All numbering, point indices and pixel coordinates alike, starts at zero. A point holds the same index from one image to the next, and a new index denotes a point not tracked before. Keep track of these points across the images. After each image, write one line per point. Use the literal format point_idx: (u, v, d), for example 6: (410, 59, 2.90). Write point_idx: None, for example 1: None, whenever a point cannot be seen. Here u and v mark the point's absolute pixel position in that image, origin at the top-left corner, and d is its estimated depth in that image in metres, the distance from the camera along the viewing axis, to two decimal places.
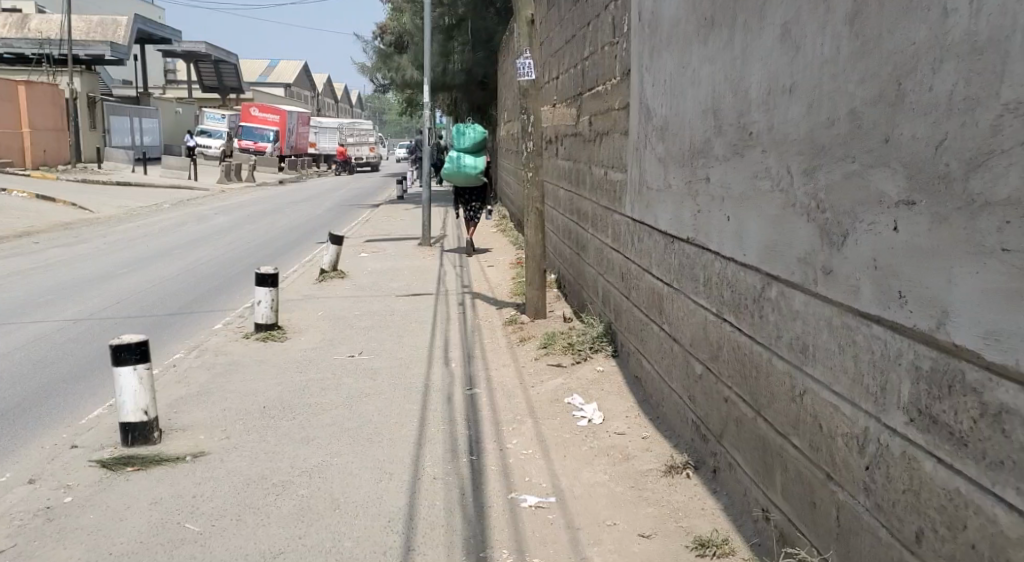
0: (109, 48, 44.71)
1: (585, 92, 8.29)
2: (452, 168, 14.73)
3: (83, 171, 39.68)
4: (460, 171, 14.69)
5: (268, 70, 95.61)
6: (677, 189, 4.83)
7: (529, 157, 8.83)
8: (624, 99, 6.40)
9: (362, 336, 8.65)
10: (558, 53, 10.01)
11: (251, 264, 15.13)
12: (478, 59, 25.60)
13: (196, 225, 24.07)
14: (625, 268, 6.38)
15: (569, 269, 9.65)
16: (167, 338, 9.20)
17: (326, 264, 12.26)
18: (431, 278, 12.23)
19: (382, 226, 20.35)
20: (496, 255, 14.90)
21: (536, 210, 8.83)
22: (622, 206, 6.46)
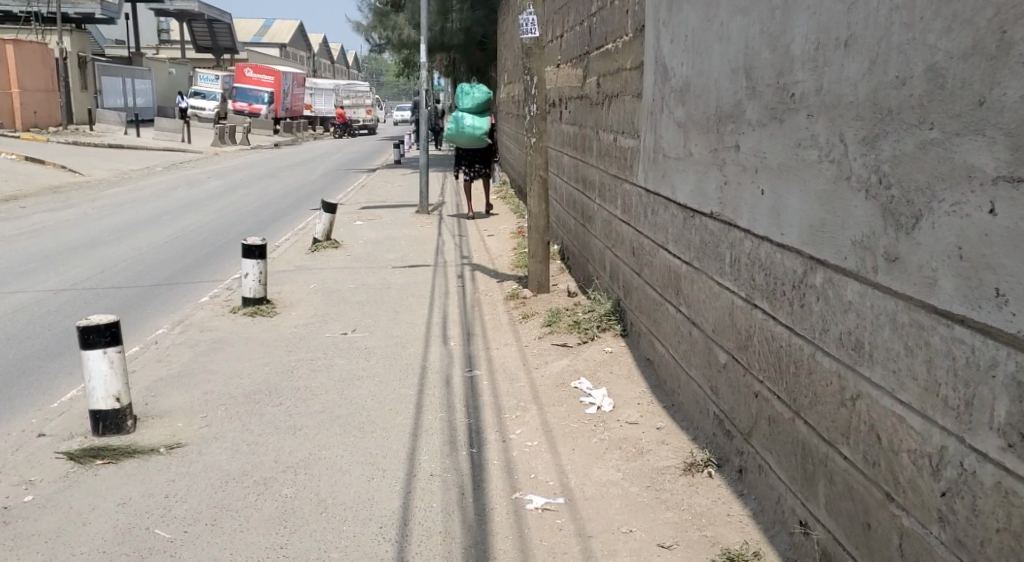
0: (100, 7, 43.86)
1: (593, 52, 7.82)
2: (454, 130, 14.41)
3: (75, 133, 39.03)
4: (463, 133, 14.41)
5: (263, 31, 94.38)
6: (700, 158, 4.39)
7: (533, 122, 8.36)
8: (637, 59, 5.94)
9: (356, 311, 8.23)
10: (563, 12, 9.53)
11: (242, 231, 14.67)
12: (478, 19, 25.00)
13: (189, 190, 23.54)
14: (637, 242, 5.95)
15: (574, 241, 9.21)
16: (151, 312, 8.77)
17: (319, 233, 11.80)
18: (429, 248, 11.78)
19: (378, 191, 19.85)
20: (495, 223, 14.45)
21: (540, 177, 8.37)
22: (634, 175, 6.02)
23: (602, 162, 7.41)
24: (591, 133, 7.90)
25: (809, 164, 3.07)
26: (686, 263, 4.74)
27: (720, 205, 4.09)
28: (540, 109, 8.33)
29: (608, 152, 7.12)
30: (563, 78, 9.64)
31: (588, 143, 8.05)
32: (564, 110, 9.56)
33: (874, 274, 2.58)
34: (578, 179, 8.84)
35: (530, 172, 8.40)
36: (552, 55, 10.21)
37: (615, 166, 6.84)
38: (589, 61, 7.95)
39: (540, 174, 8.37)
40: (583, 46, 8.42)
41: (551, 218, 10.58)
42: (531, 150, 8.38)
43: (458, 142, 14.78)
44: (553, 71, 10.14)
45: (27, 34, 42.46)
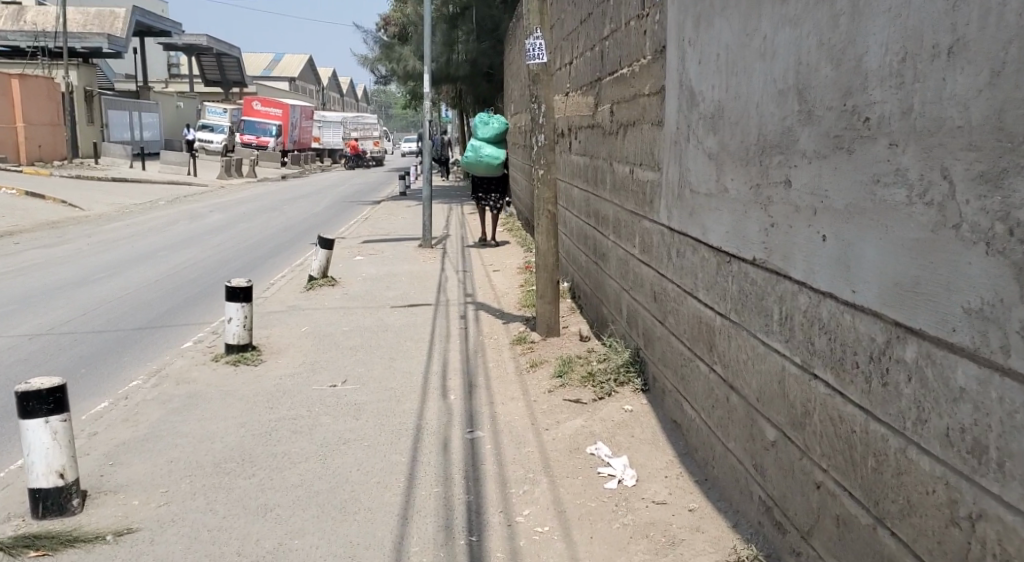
0: (107, 40, 43.66)
1: (606, 78, 7.21)
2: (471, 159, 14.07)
3: (79, 166, 38.66)
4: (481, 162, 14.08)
5: (273, 64, 94.52)
6: (739, 195, 3.74)
7: (541, 152, 7.73)
8: (657, 83, 5.32)
9: (348, 358, 7.57)
10: (573, 35, 8.93)
11: (237, 268, 14.02)
12: (483, 49, 24.47)
13: (189, 224, 22.97)
14: (659, 286, 5.29)
15: (585, 279, 8.55)
16: (129, 360, 8.11)
17: (314, 270, 11.15)
18: (432, 286, 11.12)
19: (382, 224, 19.23)
20: (503, 257, 13.81)
21: (549, 212, 7.75)
22: (655, 211, 5.38)
23: (617, 197, 6.78)
24: (605, 165, 7.27)
25: (893, 205, 2.41)
26: (720, 315, 4.08)
27: (765, 249, 3.43)
28: (547, 139, 7.71)
29: (624, 186, 6.49)
30: (573, 106, 9.03)
31: (602, 175, 7.42)
32: (574, 140, 8.95)
33: (1006, 356, 1.99)
34: (590, 213, 8.20)
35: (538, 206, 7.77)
36: (561, 82, 9.61)
37: (631, 201, 6.20)
38: (602, 87, 7.33)
39: (549, 208, 7.74)
40: (594, 70, 7.81)
41: (562, 255, 9.93)
42: (539, 184, 7.76)
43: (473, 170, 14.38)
44: (562, 98, 9.54)
45: (32, 68, 42.23)
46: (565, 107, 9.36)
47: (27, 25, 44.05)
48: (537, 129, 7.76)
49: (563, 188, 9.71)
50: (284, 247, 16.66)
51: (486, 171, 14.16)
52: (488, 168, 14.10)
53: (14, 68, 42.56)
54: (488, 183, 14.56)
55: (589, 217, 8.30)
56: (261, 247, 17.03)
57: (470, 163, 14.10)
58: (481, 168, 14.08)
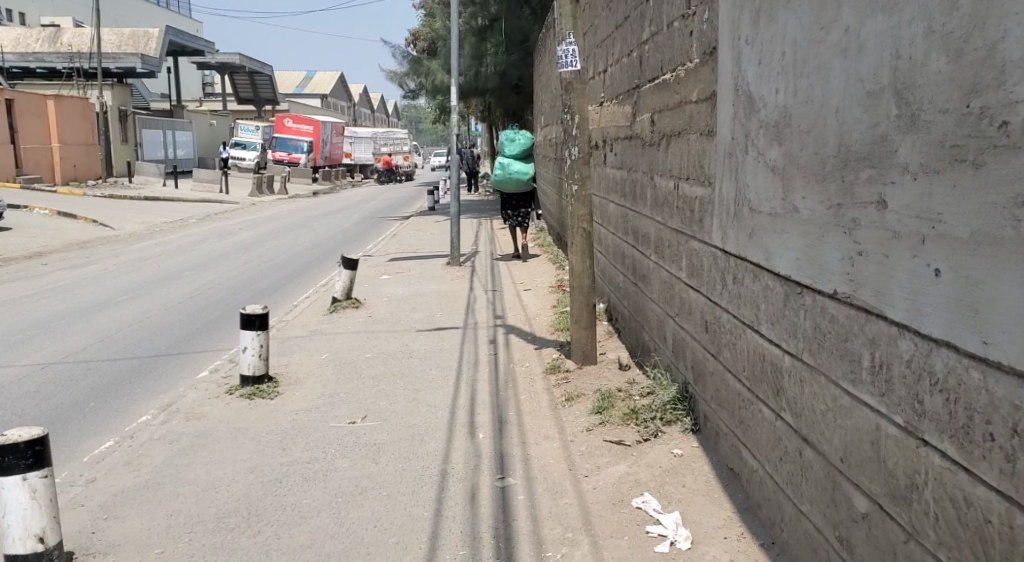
0: (141, 60, 43.76)
1: (645, 86, 6.69)
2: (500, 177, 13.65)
3: (112, 185, 38.66)
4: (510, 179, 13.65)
5: (305, 82, 94.88)
6: (812, 216, 3.21)
7: (574, 167, 7.20)
8: (707, 89, 4.79)
9: (370, 390, 7.05)
10: (607, 42, 8.43)
11: (262, 288, 13.57)
12: (513, 62, 23.99)
13: (217, 242, 22.62)
14: (712, 314, 4.73)
15: (623, 301, 8.01)
16: (141, 391, 7.64)
17: (338, 291, 10.66)
18: (459, 307, 10.62)
19: (411, 241, 18.77)
20: (534, 274, 13.29)
21: (583, 229, 7.20)
22: (705, 231, 4.83)
23: (659, 214, 6.23)
24: (644, 179, 6.73)
25: None
26: (789, 354, 3.52)
27: (848, 279, 2.89)
28: (581, 151, 7.17)
29: (667, 201, 5.94)
30: (608, 115, 8.50)
31: (641, 190, 6.88)
32: (610, 152, 8.42)
33: None
34: (628, 228, 7.65)
35: (571, 223, 7.23)
36: (595, 91, 9.10)
37: (675, 219, 5.67)
38: (642, 94, 6.81)
39: (584, 225, 7.19)
40: (632, 79, 7.30)
41: (597, 274, 9.37)
42: (572, 199, 7.23)
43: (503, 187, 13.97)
44: (597, 108, 9.03)
45: (67, 88, 42.36)
46: (601, 116, 8.83)
47: (61, 45, 44.25)
48: (569, 141, 7.23)
49: (598, 203, 9.17)
50: (311, 266, 16.20)
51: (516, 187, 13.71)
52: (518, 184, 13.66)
53: (49, 89, 42.71)
54: (516, 198, 14.14)
55: (627, 234, 7.75)
56: (289, 265, 16.59)
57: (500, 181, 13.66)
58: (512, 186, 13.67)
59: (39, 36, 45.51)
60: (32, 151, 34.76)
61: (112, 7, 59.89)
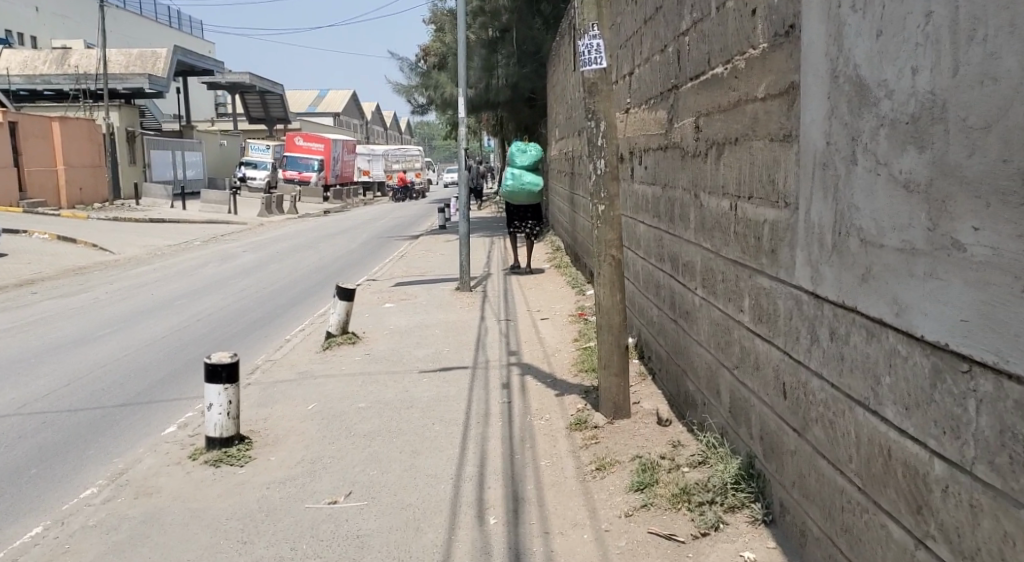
0: (148, 80, 42.94)
1: (686, 86, 5.61)
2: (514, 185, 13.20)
3: (119, 208, 37.73)
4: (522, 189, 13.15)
5: (317, 101, 94.22)
6: (997, 257, 2.20)
7: (597, 182, 6.06)
8: (781, 78, 3.68)
9: (361, 452, 5.92)
10: (634, 40, 7.37)
11: (257, 318, 12.41)
12: (525, 74, 22.86)
13: (219, 265, 21.49)
14: (796, 376, 3.60)
15: (659, 339, 6.88)
16: (95, 453, 6.48)
17: (332, 325, 9.52)
18: (469, 341, 9.48)
19: (420, 263, 17.63)
20: (551, 300, 12.14)
21: (612, 256, 6.05)
22: (781, 265, 3.73)
23: (708, 241, 5.12)
24: (687, 197, 5.64)
25: None
26: (943, 458, 2.39)
27: None
28: (608, 164, 6.04)
29: (720, 225, 4.82)
30: (636, 123, 7.40)
31: (683, 211, 5.77)
32: (640, 166, 7.30)
33: None
34: (664, 253, 6.53)
35: (597, 248, 6.09)
36: (621, 98, 8.01)
37: (732, 247, 4.55)
38: (681, 97, 5.73)
39: (613, 250, 6.05)
40: (668, 79, 6.22)
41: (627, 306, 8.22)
42: (597, 220, 6.09)
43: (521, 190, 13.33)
44: (623, 117, 7.93)
45: (73, 109, 41.53)
46: (627, 125, 7.73)
47: (69, 67, 43.53)
48: (592, 151, 6.10)
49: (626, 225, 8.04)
50: (312, 292, 15.03)
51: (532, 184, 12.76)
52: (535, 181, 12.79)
53: (55, 110, 41.88)
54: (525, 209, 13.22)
55: (662, 262, 6.62)
56: (289, 291, 15.43)
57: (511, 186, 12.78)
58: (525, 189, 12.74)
59: (46, 59, 44.81)
60: (36, 173, 33.90)
61: (121, 28, 59.27)
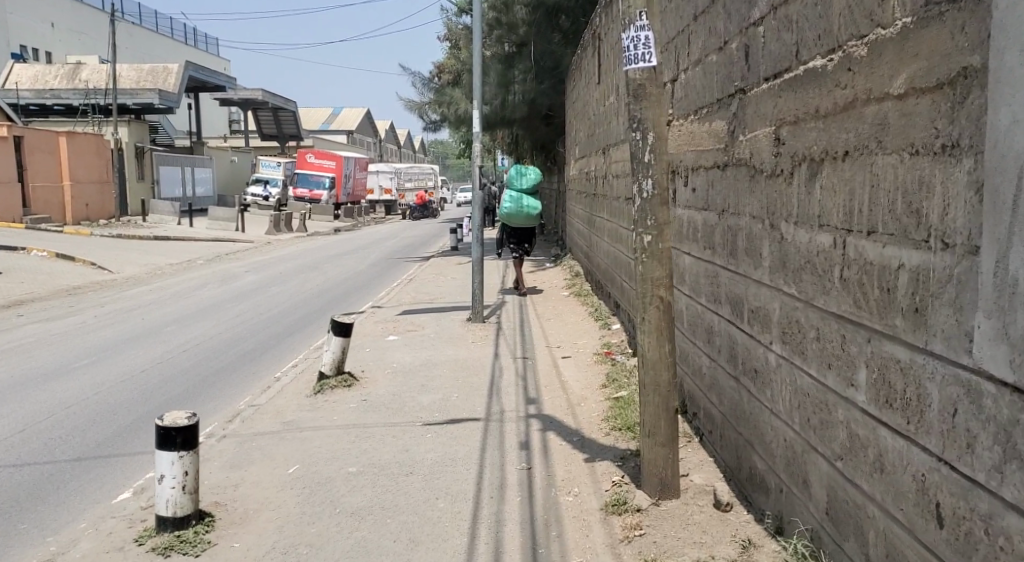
0: (158, 95, 42.02)
1: (757, 90, 4.52)
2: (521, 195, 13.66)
3: (124, 225, 36.69)
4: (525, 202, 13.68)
5: (331, 119, 93.46)
6: None
7: (640, 206, 4.95)
8: (937, 62, 2.60)
9: (348, 539, 4.77)
10: (682, 40, 6.30)
11: (249, 350, 11.21)
12: (544, 90, 21.93)
13: (218, 286, 20.32)
14: (967, 498, 2.51)
15: (712, 397, 5.75)
16: (27, 529, 5.31)
17: (325, 365, 8.36)
18: (482, 384, 8.33)
19: (430, 288, 16.47)
20: (572, 333, 11.01)
21: (660, 297, 4.94)
22: (936, 333, 2.63)
23: (793, 285, 4.01)
24: (759, 227, 4.55)
25: None
26: None
27: None
28: (655, 184, 4.91)
29: (812, 266, 3.72)
30: (685, 136, 6.29)
31: (752, 244, 4.67)
32: (689, 186, 6.19)
33: None
34: (721, 293, 5.41)
35: (640, 286, 4.98)
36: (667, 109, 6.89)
37: (835, 297, 3.44)
38: (750, 103, 4.63)
39: (661, 289, 4.94)
40: (731, 81, 5.13)
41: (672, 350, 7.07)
42: (638, 253, 4.97)
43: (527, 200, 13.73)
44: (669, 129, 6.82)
45: (81, 124, 40.67)
46: (674, 137, 6.62)
47: (79, 82, 42.67)
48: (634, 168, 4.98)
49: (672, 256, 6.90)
50: (312, 320, 13.83)
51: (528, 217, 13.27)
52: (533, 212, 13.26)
53: (64, 125, 41.01)
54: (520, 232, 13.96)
55: (717, 302, 5.50)
56: (288, 317, 14.23)
57: (505, 216, 13.57)
58: (520, 222, 13.50)
59: (56, 72, 43.93)
60: (41, 188, 32.93)
61: (134, 42, 58.59)
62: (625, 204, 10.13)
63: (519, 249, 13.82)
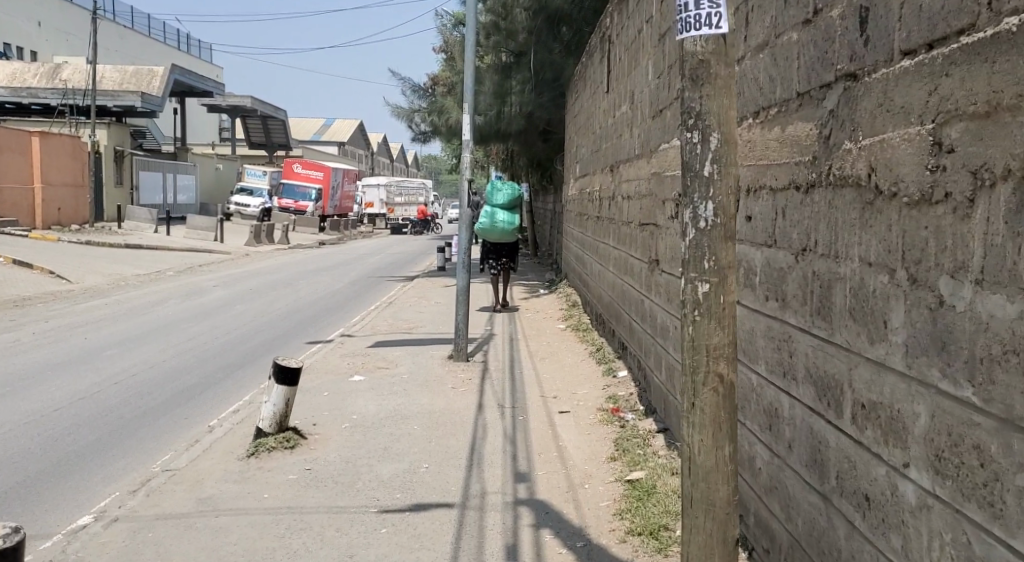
0: (141, 99, 39.39)
1: (886, 70, 2.98)
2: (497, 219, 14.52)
3: (98, 231, 34.89)
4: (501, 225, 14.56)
5: (323, 129, 91.98)
6: None
7: (690, 241, 3.38)
8: None
9: None
10: (737, 18, 4.78)
11: (192, 386, 9.56)
12: (543, 102, 20.42)
13: (180, 302, 18.61)
14: None
15: (774, 506, 4.20)
16: None
17: (265, 420, 6.75)
18: (459, 450, 6.75)
19: (409, 314, 14.86)
20: (570, 378, 9.44)
21: (719, 378, 3.39)
22: None
23: (965, 386, 2.47)
24: (880, 281, 3.01)
25: None
26: None
27: None
28: (718, 209, 3.33)
29: (1020, 364, 2.24)
30: (742, 145, 4.74)
31: (865, 303, 3.14)
32: (746, 212, 4.64)
33: None
34: (796, 367, 3.87)
35: (686, 355, 3.43)
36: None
37: None
38: (869, 92, 3.10)
39: (720, 364, 3.38)
40: (826, 65, 3.58)
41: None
42: (685, 309, 3.42)
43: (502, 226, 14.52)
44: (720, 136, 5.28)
45: (58, 125, 38.76)
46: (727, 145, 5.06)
47: (59, 80, 40.80)
48: (682, 186, 3.42)
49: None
50: (273, 347, 12.18)
51: (500, 239, 14.64)
52: (502, 234, 14.56)
53: (40, 125, 39.08)
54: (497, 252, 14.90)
55: (789, 377, 3.97)
56: (247, 343, 12.55)
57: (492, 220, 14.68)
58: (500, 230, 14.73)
59: (36, 71, 41.94)
60: (10, 190, 31.16)
61: (123, 44, 56.81)
62: (638, 231, 8.58)
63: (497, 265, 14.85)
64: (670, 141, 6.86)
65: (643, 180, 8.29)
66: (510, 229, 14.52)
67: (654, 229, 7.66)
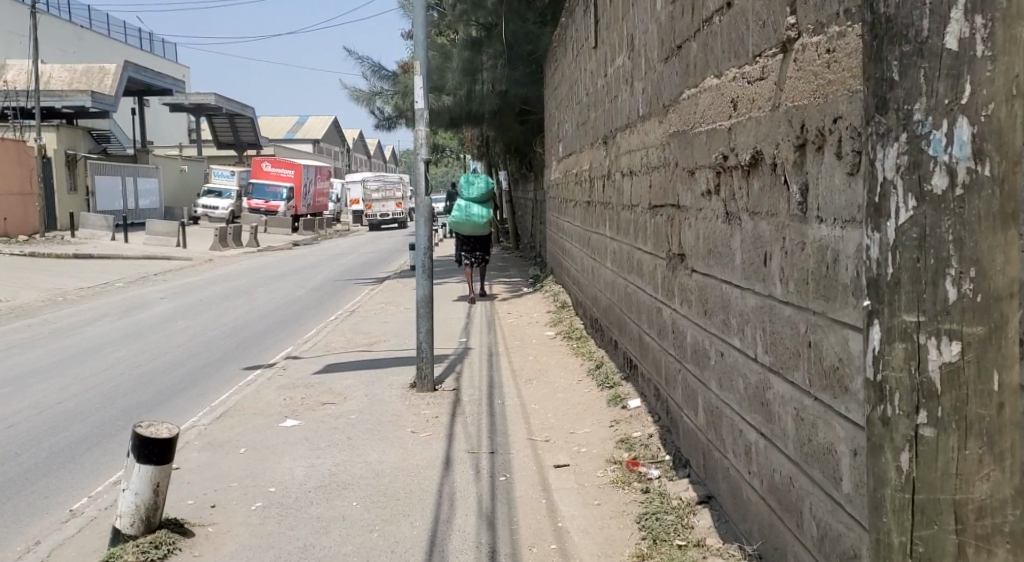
0: (91, 98, 36.77)
1: None
2: (462, 220, 12.41)
3: (48, 241, 32.38)
4: (467, 221, 12.43)
5: (296, 127, 89.44)
6: None
7: (901, 222, 1.89)
8: None
9: None
10: None
11: (76, 443, 7.35)
12: (519, 78, 18.24)
13: (114, 320, 16.32)
14: None
15: None
16: None
17: (122, 520, 4.58)
18: (415, 549, 4.63)
19: (372, 325, 12.71)
20: (562, 408, 7.36)
21: None
22: None
23: None
24: None
25: None
26: None
27: None
28: (990, 137, 1.79)
29: None
30: None
31: None
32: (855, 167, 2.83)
33: None
34: None
35: (885, 517, 1.97)
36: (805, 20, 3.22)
37: None
38: None
39: (994, 550, 1.84)
40: None
41: (808, 518, 3.42)
42: (890, 407, 1.93)
43: (463, 228, 12.52)
44: (802, 54, 3.22)
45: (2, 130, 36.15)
46: (827, 67, 2.99)
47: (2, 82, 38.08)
48: (875, 107, 1.94)
49: (814, 326, 3.25)
50: (200, 376, 9.98)
51: (472, 233, 12.56)
52: (474, 229, 12.48)
53: None
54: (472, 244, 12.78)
55: None
56: (171, 372, 10.35)
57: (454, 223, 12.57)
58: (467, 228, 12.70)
59: None
60: None
61: (79, 44, 54.03)
62: (648, 217, 6.49)
63: (472, 255, 12.80)
64: (700, 85, 4.76)
65: (653, 148, 6.22)
66: (483, 223, 12.41)
67: (673, 213, 5.57)
